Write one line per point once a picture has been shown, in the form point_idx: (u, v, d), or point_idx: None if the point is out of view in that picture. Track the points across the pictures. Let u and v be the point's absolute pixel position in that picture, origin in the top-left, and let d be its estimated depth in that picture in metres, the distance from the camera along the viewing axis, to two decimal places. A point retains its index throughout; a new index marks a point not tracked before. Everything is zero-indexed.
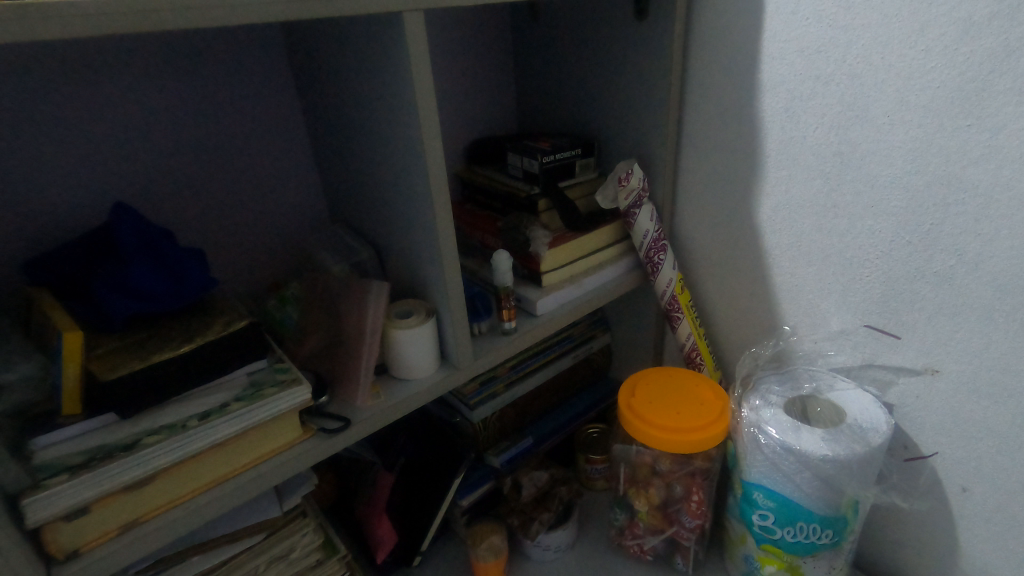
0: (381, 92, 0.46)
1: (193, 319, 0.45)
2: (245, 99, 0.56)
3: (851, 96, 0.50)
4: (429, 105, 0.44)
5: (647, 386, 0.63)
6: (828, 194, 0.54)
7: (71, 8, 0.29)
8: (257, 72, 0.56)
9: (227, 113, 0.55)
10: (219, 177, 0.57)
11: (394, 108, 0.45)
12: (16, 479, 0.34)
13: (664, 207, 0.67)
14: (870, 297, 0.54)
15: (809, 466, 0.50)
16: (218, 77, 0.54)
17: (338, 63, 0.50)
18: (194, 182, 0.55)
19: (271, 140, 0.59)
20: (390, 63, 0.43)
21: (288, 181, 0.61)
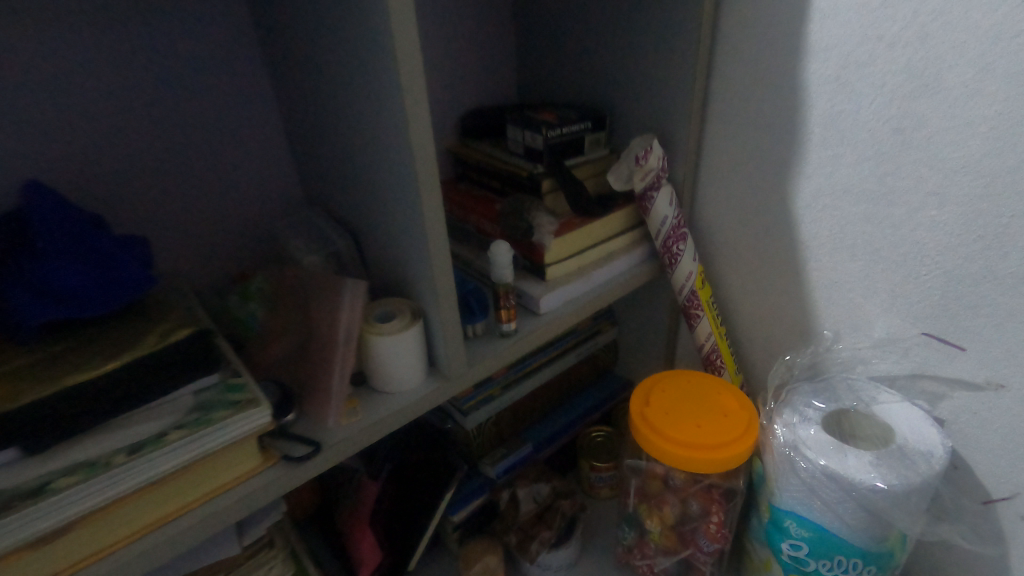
0: (355, 49, 0.38)
1: (126, 326, 0.37)
2: (198, 58, 0.47)
3: (920, 62, 0.41)
4: (414, 65, 0.35)
5: (663, 393, 0.56)
6: (883, 178, 0.46)
7: None
8: (211, 25, 0.47)
9: (176, 77, 0.47)
10: (168, 153, 0.48)
11: (371, 69, 0.37)
12: None
13: (685, 190, 0.59)
14: (925, 299, 0.47)
15: (854, 495, 0.43)
16: (162, 32, 0.45)
17: (305, 15, 0.41)
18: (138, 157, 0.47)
19: (230, 109, 0.50)
20: (364, 13, 0.35)
21: (253, 157, 0.53)
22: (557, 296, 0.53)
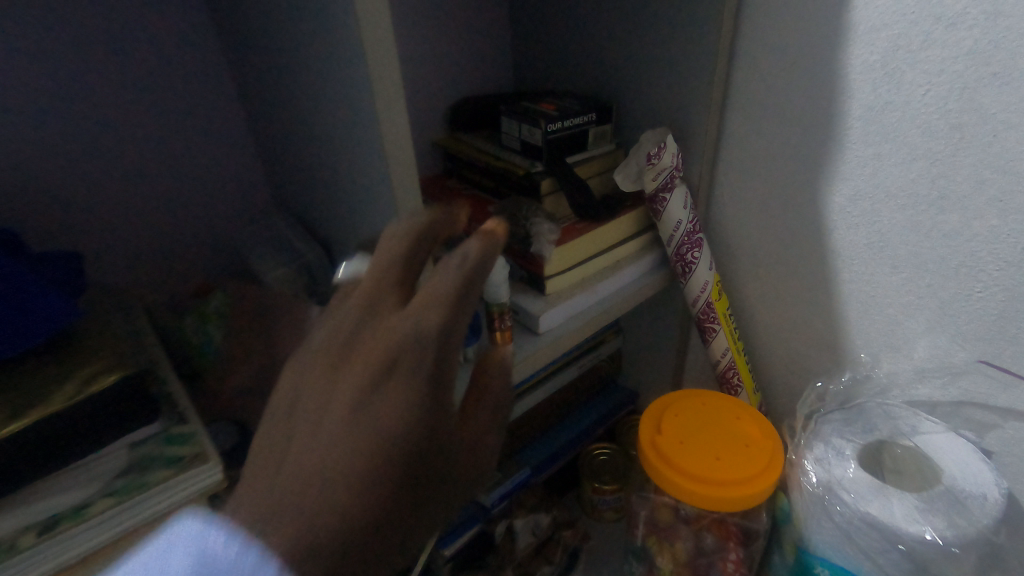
0: (321, 38, 0.32)
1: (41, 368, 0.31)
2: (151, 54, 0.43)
3: (989, 45, 0.35)
4: (386, 53, 0.30)
5: (675, 418, 0.51)
6: (936, 181, 0.40)
7: None
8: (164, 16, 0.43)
9: (123, 73, 0.42)
10: (117, 155, 0.44)
11: (338, 60, 0.32)
12: None
13: (700, 190, 0.53)
14: (980, 319, 0.41)
15: (900, 546, 0.38)
16: (105, 24, 0.41)
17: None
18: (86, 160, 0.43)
19: (187, 107, 0.46)
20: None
21: (218, 160, 0.49)
22: (561, 312, 0.47)
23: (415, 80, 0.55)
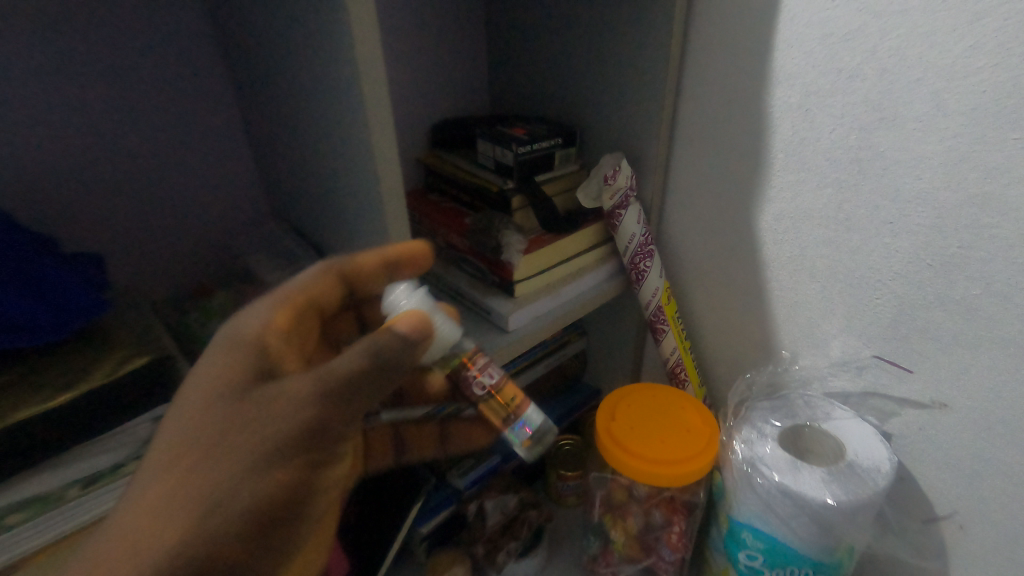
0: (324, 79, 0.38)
1: (74, 353, 0.36)
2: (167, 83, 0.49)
3: (878, 96, 0.43)
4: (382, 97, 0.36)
5: (629, 407, 0.58)
6: (842, 205, 0.47)
7: None
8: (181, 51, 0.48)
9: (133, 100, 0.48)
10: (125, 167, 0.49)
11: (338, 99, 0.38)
12: None
13: (652, 207, 0.60)
14: (878, 321, 0.49)
15: (808, 510, 0.45)
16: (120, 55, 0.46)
17: (271, 32, 0.41)
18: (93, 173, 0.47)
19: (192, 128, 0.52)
20: (327, 37, 0.35)
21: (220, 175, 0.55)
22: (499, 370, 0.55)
23: (400, 105, 0.61)
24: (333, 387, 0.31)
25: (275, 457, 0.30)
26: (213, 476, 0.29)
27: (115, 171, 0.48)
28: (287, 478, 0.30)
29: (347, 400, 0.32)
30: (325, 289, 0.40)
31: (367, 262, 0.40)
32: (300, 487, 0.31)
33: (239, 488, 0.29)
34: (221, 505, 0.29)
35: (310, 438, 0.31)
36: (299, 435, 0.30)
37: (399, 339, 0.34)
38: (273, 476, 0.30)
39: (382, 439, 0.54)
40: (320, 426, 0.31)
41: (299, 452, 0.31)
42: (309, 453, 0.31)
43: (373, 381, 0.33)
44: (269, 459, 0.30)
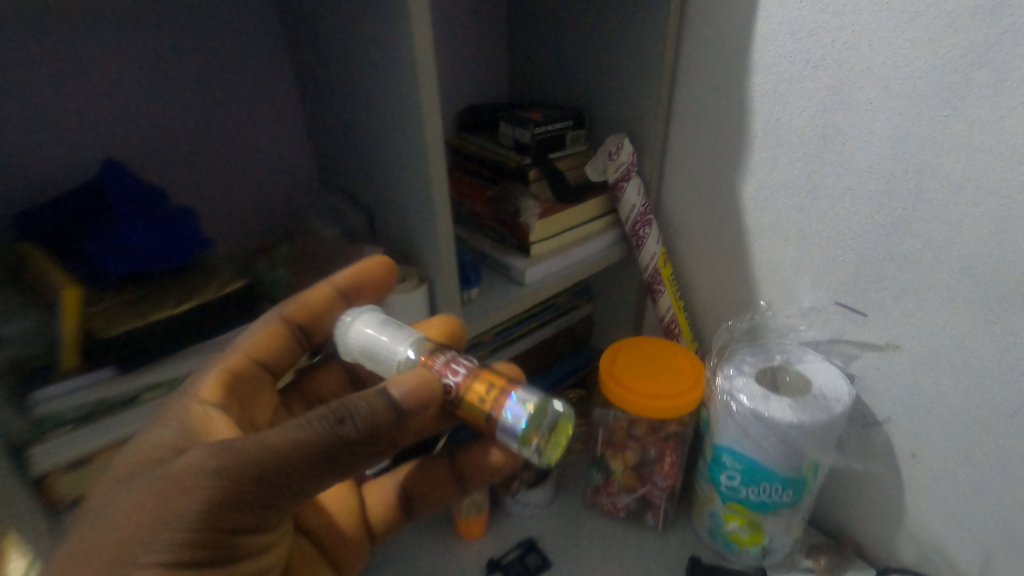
0: (374, 66, 0.46)
1: (186, 278, 0.45)
2: (244, 74, 0.55)
3: (837, 82, 0.51)
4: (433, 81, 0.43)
5: (628, 355, 0.66)
6: (810, 176, 0.55)
7: None
8: (254, 45, 0.54)
9: (217, 87, 0.53)
10: (207, 147, 0.55)
11: (384, 81, 0.46)
12: (23, 431, 0.35)
13: (651, 182, 0.68)
14: (840, 276, 0.57)
15: (776, 432, 0.54)
16: (212, 48, 0.52)
17: (327, 19, 0.48)
18: (185, 152, 0.54)
19: (264, 113, 0.57)
20: (380, 24, 0.42)
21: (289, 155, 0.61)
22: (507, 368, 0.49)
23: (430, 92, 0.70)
24: (241, 463, 0.31)
25: (159, 540, 0.29)
26: (92, 552, 0.29)
27: (198, 148, 0.54)
28: (166, 572, 0.29)
29: (265, 481, 0.32)
30: (274, 338, 0.45)
31: (311, 294, 0.47)
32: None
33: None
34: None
35: (211, 522, 0.30)
36: (202, 516, 0.30)
37: (387, 408, 0.35)
38: (153, 560, 0.29)
39: (382, 489, 0.52)
40: (228, 507, 0.31)
41: (195, 537, 0.30)
42: (213, 544, 0.31)
43: (311, 463, 0.32)
44: (158, 538, 0.29)
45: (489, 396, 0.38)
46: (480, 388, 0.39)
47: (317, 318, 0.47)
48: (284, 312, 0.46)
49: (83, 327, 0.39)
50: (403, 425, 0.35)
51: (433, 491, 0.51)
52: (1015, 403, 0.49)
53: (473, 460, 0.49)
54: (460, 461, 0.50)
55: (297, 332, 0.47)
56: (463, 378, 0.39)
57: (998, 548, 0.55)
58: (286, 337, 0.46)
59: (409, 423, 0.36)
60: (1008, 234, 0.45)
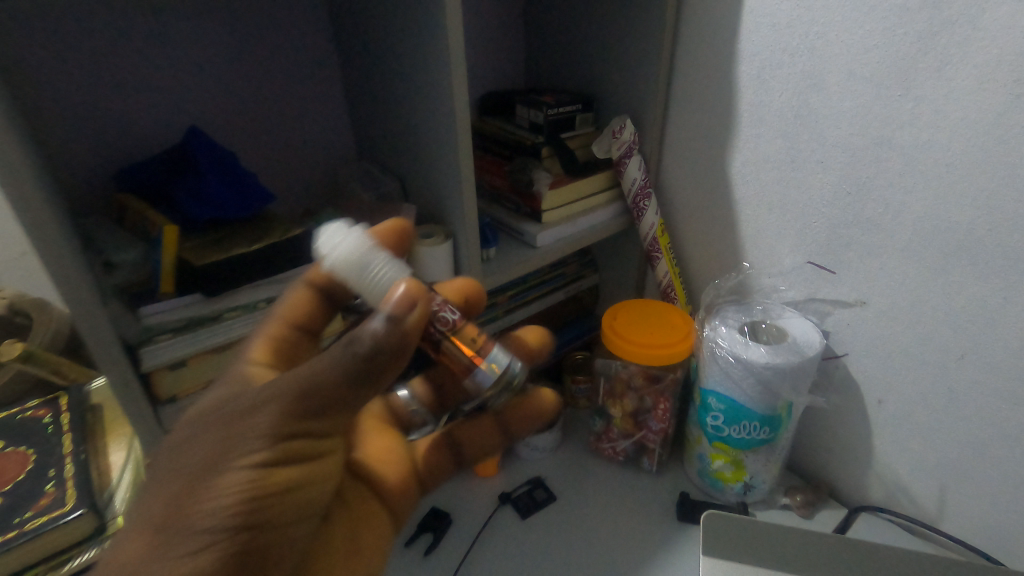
0: (412, 51, 0.54)
1: (256, 225, 0.54)
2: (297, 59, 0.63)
3: (810, 68, 0.58)
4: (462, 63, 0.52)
5: (628, 313, 0.74)
6: (788, 151, 0.63)
7: None
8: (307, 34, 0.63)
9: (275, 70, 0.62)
10: (266, 123, 0.63)
11: (420, 64, 0.54)
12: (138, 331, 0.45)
13: (651, 160, 0.76)
14: (815, 239, 0.64)
15: (754, 374, 0.61)
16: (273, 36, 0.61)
17: (370, 11, 0.57)
18: (247, 126, 0.62)
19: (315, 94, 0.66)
20: (418, 14, 0.51)
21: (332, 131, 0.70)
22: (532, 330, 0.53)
23: None
24: (290, 381, 0.34)
25: (237, 451, 0.32)
26: (180, 468, 0.32)
27: (259, 123, 0.63)
28: (252, 473, 0.32)
29: (310, 390, 0.34)
30: (306, 302, 0.47)
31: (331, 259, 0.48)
32: (269, 482, 0.32)
33: (199, 483, 0.31)
34: (185, 490, 0.31)
35: (277, 431, 0.33)
36: (273, 429, 0.33)
37: (393, 323, 0.35)
38: (238, 467, 0.32)
39: (428, 445, 0.48)
40: (288, 419, 0.33)
41: (268, 449, 0.33)
42: (284, 453, 0.33)
43: (352, 378, 0.34)
44: (229, 458, 0.32)
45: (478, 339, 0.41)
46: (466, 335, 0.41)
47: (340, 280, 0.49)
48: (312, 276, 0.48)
49: (177, 257, 0.47)
50: (409, 336, 0.36)
51: (478, 444, 0.49)
52: (961, 347, 0.56)
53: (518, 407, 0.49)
54: (504, 412, 0.49)
55: (326, 297, 0.49)
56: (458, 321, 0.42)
57: (952, 479, 0.62)
58: (318, 300, 0.48)
59: (413, 333, 0.36)
60: (952, 198, 0.52)
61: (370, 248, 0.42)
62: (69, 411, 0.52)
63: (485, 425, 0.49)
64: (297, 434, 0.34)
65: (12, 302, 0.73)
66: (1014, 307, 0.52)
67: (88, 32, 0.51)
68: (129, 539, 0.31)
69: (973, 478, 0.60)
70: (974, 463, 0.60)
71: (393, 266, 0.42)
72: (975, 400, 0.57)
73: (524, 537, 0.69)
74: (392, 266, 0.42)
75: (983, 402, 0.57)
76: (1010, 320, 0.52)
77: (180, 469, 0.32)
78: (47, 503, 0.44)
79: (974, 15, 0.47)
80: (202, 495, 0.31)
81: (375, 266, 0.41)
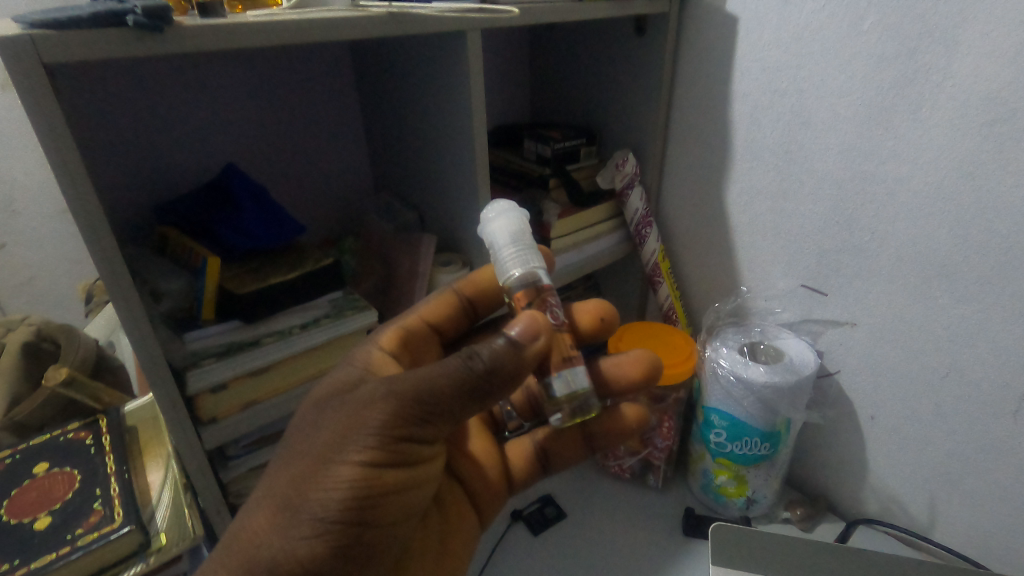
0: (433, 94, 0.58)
1: (288, 254, 0.57)
2: (324, 99, 0.67)
3: (798, 107, 0.63)
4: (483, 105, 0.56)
5: (633, 334, 0.78)
6: (780, 183, 0.68)
7: (262, 31, 0.41)
8: (333, 76, 0.67)
9: (304, 109, 0.66)
10: (294, 159, 0.68)
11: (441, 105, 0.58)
12: (184, 357, 0.48)
13: (652, 190, 0.81)
14: (807, 264, 0.69)
15: (755, 392, 0.65)
16: (303, 79, 0.65)
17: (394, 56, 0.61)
18: (276, 162, 0.66)
19: (338, 131, 0.70)
20: (441, 60, 0.54)
21: (355, 165, 0.73)
22: (634, 358, 0.52)
23: None
24: (405, 390, 0.39)
25: (351, 447, 0.38)
26: (306, 454, 0.38)
27: (287, 158, 0.67)
28: (361, 471, 0.37)
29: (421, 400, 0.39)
30: (446, 305, 0.55)
31: (486, 271, 0.56)
32: (374, 482, 0.38)
33: (320, 470, 0.37)
34: (308, 476, 0.37)
35: (384, 434, 0.38)
36: (380, 430, 0.38)
37: (509, 347, 0.40)
38: (350, 462, 0.37)
39: (521, 446, 0.55)
40: (397, 424, 0.38)
41: (373, 448, 0.38)
42: (390, 454, 0.38)
43: (456, 394, 0.39)
44: (343, 449, 0.38)
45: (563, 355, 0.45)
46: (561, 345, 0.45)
47: (485, 291, 0.57)
48: (457, 288, 0.56)
49: (218, 286, 0.51)
50: (523, 360, 0.40)
51: (565, 450, 0.55)
52: (946, 364, 0.60)
53: (601, 418, 0.54)
54: (593, 426, 0.54)
55: (464, 303, 0.57)
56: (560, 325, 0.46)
57: (942, 490, 0.66)
58: (456, 306, 0.56)
59: (527, 355, 0.40)
60: (933, 227, 0.57)
61: (506, 234, 0.46)
62: (110, 433, 0.55)
63: (573, 434, 0.54)
64: (402, 439, 0.39)
65: (40, 329, 0.76)
66: (992, 326, 0.56)
67: (135, 77, 0.55)
68: (262, 507, 0.38)
69: (962, 488, 0.64)
70: (962, 473, 0.63)
71: (518, 256, 0.45)
72: (960, 414, 0.61)
73: (537, 553, 0.72)
74: (520, 256, 0.45)
75: (968, 416, 0.61)
76: (988, 338, 0.56)
77: (306, 452, 0.38)
78: (97, 520, 0.46)
79: (944, 63, 0.52)
80: (320, 477, 0.37)
81: (505, 252, 0.46)
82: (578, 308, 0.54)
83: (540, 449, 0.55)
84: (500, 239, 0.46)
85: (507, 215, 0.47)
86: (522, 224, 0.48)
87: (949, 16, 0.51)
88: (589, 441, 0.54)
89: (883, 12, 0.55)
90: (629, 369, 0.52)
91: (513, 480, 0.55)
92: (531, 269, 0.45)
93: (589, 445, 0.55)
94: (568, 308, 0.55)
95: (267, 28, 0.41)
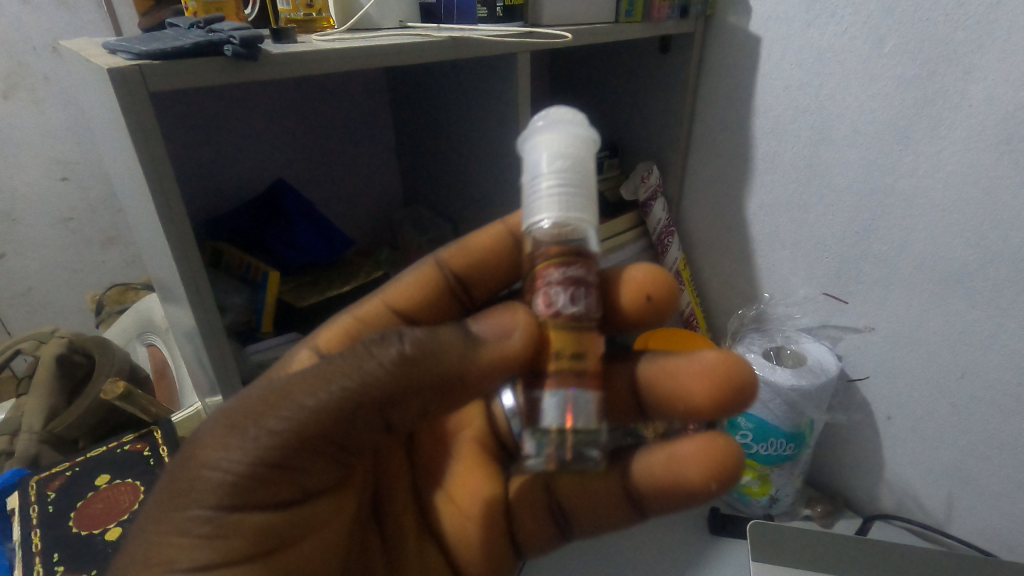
0: (474, 112, 0.60)
1: (339, 267, 0.59)
2: (362, 115, 0.70)
3: (818, 124, 0.67)
4: None
5: (657, 339, 0.80)
6: (799, 195, 0.71)
7: (342, 55, 0.43)
8: (372, 93, 0.69)
9: (344, 125, 0.69)
10: (332, 173, 0.70)
11: (483, 124, 0.60)
12: (253, 369, 0.50)
13: (673, 200, 0.84)
14: (827, 271, 0.72)
15: (782, 396, 0.68)
16: (344, 97, 0.67)
17: (434, 74, 0.63)
18: (316, 177, 0.69)
19: (374, 145, 0.72)
20: (488, 81, 0.56)
21: (388, 177, 0.76)
22: (710, 369, 0.42)
23: None
24: (273, 415, 0.34)
25: (204, 498, 0.34)
26: (164, 499, 0.35)
27: (325, 173, 0.70)
28: (220, 515, 0.34)
29: (295, 439, 0.34)
30: (422, 283, 0.49)
31: (480, 238, 0.49)
32: (234, 531, 0.34)
33: (177, 517, 0.34)
34: (166, 523, 0.34)
35: (249, 473, 0.34)
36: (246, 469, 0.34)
37: (463, 341, 0.36)
38: (206, 513, 0.34)
39: (531, 497, 0.46)
40: (268, 458, 0.34)
41: (234, 491, 0.34)
42: (246, 528, 0.35)
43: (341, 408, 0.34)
44: (198, 498, 0.34)
45: (561, 365, 0.35)
46: (580, 347, 0.35)
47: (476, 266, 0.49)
48: (440, 260, 0.50)
49: (277, 299, 0.53)
50: (479, 359, 0.36)
51: (592, 506, 0.44)
52: (961, 367, 0.64)
53: (666, 453, 0.42)
54: (639, 473, 0.43)
55: (450, 279, 0.49)
56: (556, 316, 0.35)
57: (956, 486, 0.70)
58: (440, 282, 0.49)
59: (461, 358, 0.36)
60: (950, 238, 0.61)
61: (548, 158, 0.36)
62: (165, 444, 0.57)
63: (611, 487, 0.44)
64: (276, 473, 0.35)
65: (72, 340, 0.76)
66: (1005, 331, 0.60)
67: (190, 97, 0.57)
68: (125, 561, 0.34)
69: (975, 483, 0.68)
70: (975, 470, 0.67)
71: (556, 198, 0.35)
72: (975, 415, 0.65)
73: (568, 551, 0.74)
74: (555, 193, 0.36)
75: (982, 416, 0.64)
76: (1000, 343, 0.60)
77: (169, 493, 0.35)
78: None
79: (962, 85, 0.56)
80: (179, 524, 0.34)
81: (542, 185, 0.36)
82: (627, 277, 0.43)
83: (552, 502, 0.46)
84: (533, 167, 0.37)
85: (540, 140, 0.37)
86: (574, 146, 0.37)
87: (968, 42, 0.54)
88: (632, 500, 0.43)
89: (904, 37, 0.58)
90: (699, 386, 0.42)
91: (520, 535, 0.46)
92: (569, 219, 0.35)
93: (632, 501, 0.43)
94: (618, 274, 0.44)
95: (347, 54, 0.43)
